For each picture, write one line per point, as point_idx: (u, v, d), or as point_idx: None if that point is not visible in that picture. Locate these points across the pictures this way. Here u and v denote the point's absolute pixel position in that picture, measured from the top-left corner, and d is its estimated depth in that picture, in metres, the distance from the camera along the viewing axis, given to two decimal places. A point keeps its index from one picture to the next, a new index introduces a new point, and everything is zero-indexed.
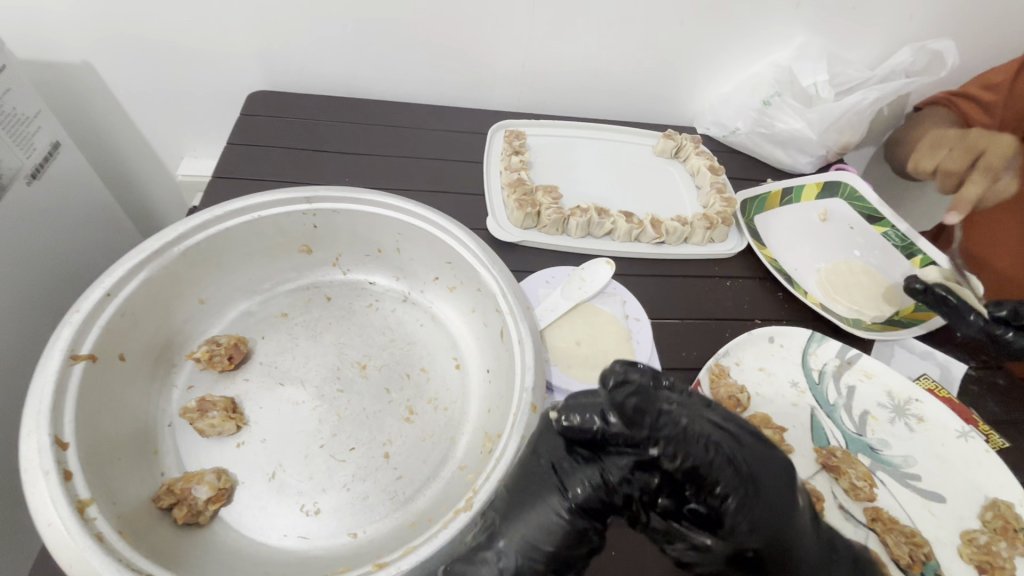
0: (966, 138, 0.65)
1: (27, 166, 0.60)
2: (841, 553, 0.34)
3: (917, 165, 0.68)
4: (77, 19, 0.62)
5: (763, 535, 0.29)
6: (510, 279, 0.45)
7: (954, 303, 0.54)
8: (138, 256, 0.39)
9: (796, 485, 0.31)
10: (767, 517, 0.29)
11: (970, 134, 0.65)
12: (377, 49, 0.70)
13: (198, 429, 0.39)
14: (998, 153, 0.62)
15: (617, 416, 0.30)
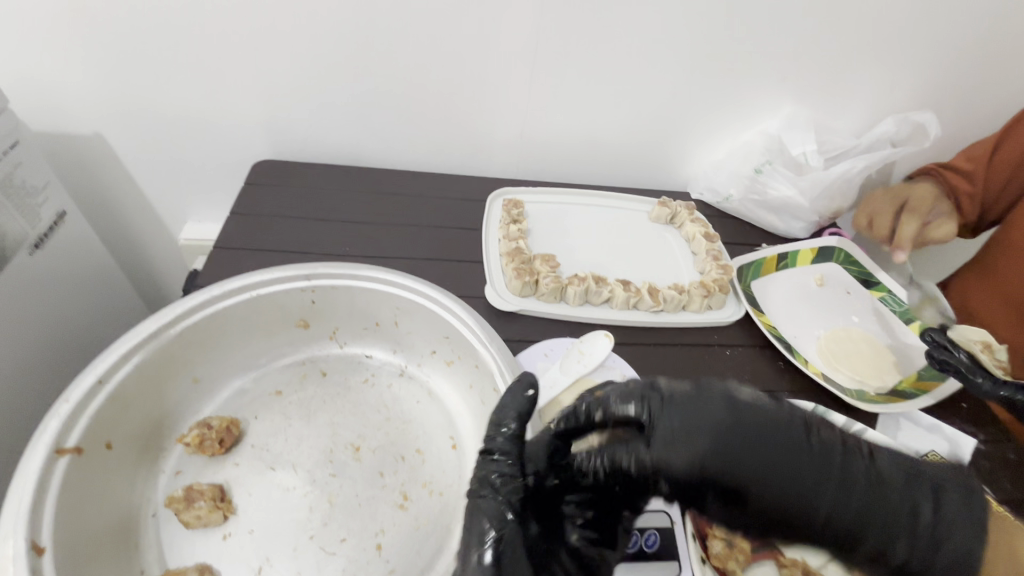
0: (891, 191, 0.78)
1: (31, 236, 0.61)
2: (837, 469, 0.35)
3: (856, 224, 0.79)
4: (95, 95, 0.66)
5: (678, 463, 0.35)
6: (508, 357, 0.44)
7: (964, 365, 0.54)
8: (133, 339, 0.39)
9: (718, 410, 0.36)
10: (668, 448, 0.35)
11: (893, 190, 0.78)
12: (380, 122, 0.73)
13: (183, 520, 0.38)
14: (918, 199, 0.75)
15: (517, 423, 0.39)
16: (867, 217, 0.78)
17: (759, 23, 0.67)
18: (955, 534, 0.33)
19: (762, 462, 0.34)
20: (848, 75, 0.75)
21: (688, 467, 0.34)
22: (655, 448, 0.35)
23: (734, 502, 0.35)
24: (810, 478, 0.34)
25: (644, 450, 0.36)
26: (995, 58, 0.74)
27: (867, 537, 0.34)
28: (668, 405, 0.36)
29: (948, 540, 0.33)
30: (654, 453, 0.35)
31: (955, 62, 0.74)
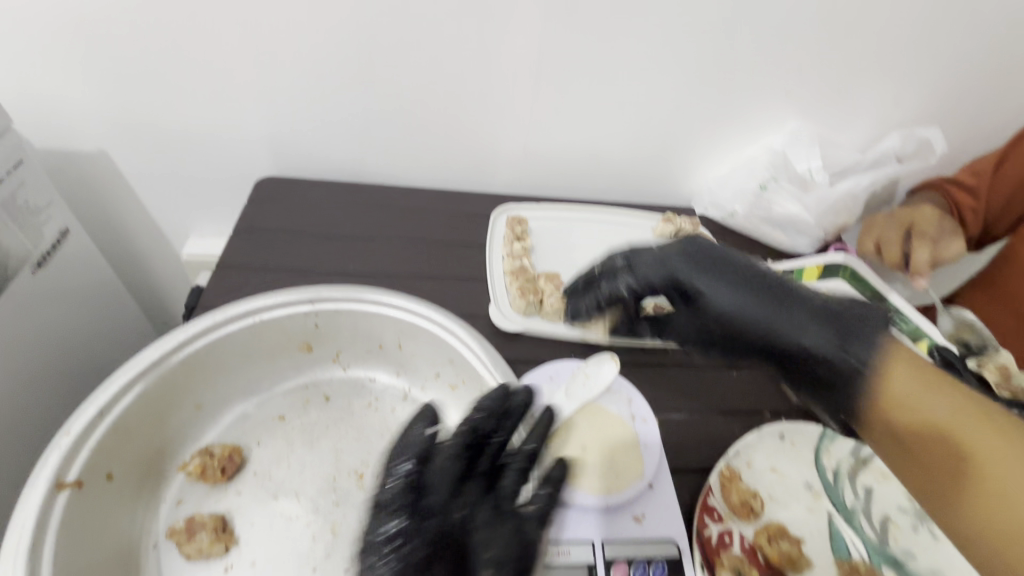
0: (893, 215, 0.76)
1: (34, 255, 0.60)
2: (778, 291, 0.39)
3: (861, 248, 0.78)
4: (99, 113, 0.66)
5: (653, 279, 0.46)
6: (512, 382, 0.44)
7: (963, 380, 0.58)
8: (135, 368, 0.39)
9: (696, 256, 0.43)
10: (647, 272, 0.46)
11: (896, 212, 0.76)
12: (384, 138, 0.73)
13: (184, 552, 0.37)
14: (925, 223, 0.73)
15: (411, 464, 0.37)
16: (872, 241, 0.76)
17: (762, 40, 0.67)
18: (863, 339, 0.35)
19: (724, 280, 0.41)
20: (852, 90, 0.74)
21: (662, 282, 0.45)
22: (633, 277, 0.47)
23: (699, 317, 0.42)
24: (759, 292, 0.39)
25: (617, 278, 0.49)
26: (1000, 74, 0.74)
27: (784, 344, 0.37)
28: (644, 260, 0.47)
29: (870, 347, 0.35)
30: (626, 278, 0.47)
31: (960, 78, 0.74)
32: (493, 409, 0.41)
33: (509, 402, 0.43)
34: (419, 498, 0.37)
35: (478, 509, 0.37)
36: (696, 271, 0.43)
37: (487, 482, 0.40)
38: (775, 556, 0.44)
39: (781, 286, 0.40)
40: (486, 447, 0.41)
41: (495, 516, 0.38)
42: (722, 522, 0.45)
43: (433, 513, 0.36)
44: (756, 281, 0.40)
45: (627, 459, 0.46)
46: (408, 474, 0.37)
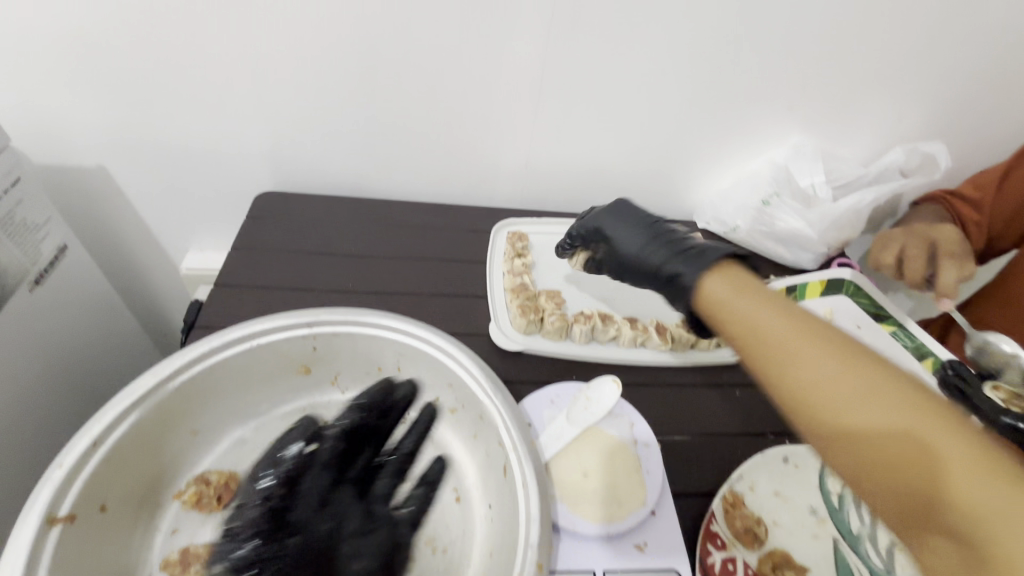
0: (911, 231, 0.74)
1: (31, 273, 0.60)
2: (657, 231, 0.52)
3: (880, 261, 0.74)
4: (98, 129, 0.65)
5: (591, 229, 0.56)
6: (513, 409, 0.43)
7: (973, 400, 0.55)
8: (130, 396, 0.38)
9: (619, 211, 0.56)
10: (590, 222, 0.57)
11: (914, 229, 0.74)
12: (384, 153, 0.72)
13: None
14: (949, 242, 0.71)
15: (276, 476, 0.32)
16: (895, 255, 0.72)
17: (764, 55, 0.67)
18: (707, 252, 0.43)
19: (626, 232, 0.53)
20: (855, 104, 0.74)
21: (596, 230, 0.56)
22: (582, 227, 0.58)
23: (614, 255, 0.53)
24: (644, 238, 0.51)
25: (576, 230, 0.60)
26: (1003, 88, 0.74)
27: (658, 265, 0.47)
28: (597, 214, 0.57)
29: (711, 254, 0.42)
30: (577, 229, 0.59)
31: (963, 91, 0.74)
32: (373, 402, 0.39)
33: (390, 397, 0.40)
34: (287, 504, 0.32)
35: (351, 517, 0.34)
36: (610, 220, 0.55)
37: (357, 485, 0.36)
38: None
39: (664, 228, 0.52)
40: (362, 447, 0.38)
41: (365, 523, 0.34)
42: (726, 549, 0.44)
43: (297, 527, 0.32)
44: (647, 226, 0.52)
45: (631, 484, 0.45)
46: (276, 480, 0.32)
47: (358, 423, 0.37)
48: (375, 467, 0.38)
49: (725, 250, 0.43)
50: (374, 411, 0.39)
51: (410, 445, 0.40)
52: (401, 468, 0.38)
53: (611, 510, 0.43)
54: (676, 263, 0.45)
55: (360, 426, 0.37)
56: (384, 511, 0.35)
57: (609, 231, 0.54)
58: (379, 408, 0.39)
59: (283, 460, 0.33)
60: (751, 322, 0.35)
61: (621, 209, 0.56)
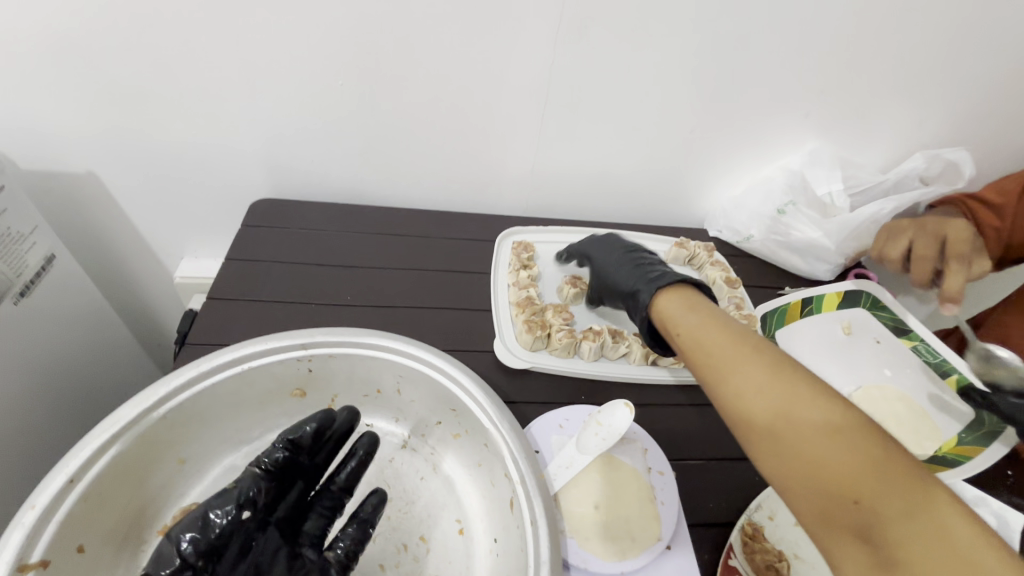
0: (925, 224, 0.67)
1: (17, 284, 0.57)
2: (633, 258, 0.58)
3: (884, 254, 0.69)
4: (87, 133, 0.63)
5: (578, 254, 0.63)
6: (521, 439, 0.40)
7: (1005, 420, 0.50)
8: (111, 429, 0.35)
9: (604, 239, 0.63)
10: (579, 249, 0.64)
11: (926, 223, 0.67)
12: (385, 158, 0.70)
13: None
14: (962, 241, 0.65)
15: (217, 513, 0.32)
16: (898, 249, 0.68)
17: (783, 59, 0.64)
18: (663, 277, 0.50)
19: (610, 256, 0.59)
20: (875, 108, 0.71)
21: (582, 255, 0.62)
22: (572, 251, 0.65)
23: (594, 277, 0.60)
24: (623, 263, 0.57)
25: (567, 254, 0.66)
26: None
27: (626, 286, 0.54)
28: (585, 242, 0.64)
29: (667, 280, 0.49)
30: (567, 254, 0.65)
31: (988, 97, 0.71)
32: (305, 441, 0.37)
33: (328, 430, 0.39)
34: (211, 566, 0.31)
35: (278, 559, 0.34)
36: (595, 246, 0.62)
37: (284, 524, 0.36)
38: None
39: (639, 255, 0.58)
40: (294, 482, 0.38)
41: (291, 567, 0.35)
42: None
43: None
44: (623, 254, 0.59)
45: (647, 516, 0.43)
46: (199, 540, 0.31)
47: (289, 461, 0.37)
48: (307, 502, 0.38)
49: (679, 276, 0.49)
50: (303, 449, 0.38)
51: (344, 480, 0.39)
52: (335, 504, 0.38)
53: (629, 547, 0.41)
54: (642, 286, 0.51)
55: (287, 467, 0.37)
56: (314, 554, 0.36)
57: (596, 255, 0.61)
58: (312, 448, 0.38)
59: (210, 524, 0.31)
60: (694, 330, 0.41)
61: (606, 238, 0.63)
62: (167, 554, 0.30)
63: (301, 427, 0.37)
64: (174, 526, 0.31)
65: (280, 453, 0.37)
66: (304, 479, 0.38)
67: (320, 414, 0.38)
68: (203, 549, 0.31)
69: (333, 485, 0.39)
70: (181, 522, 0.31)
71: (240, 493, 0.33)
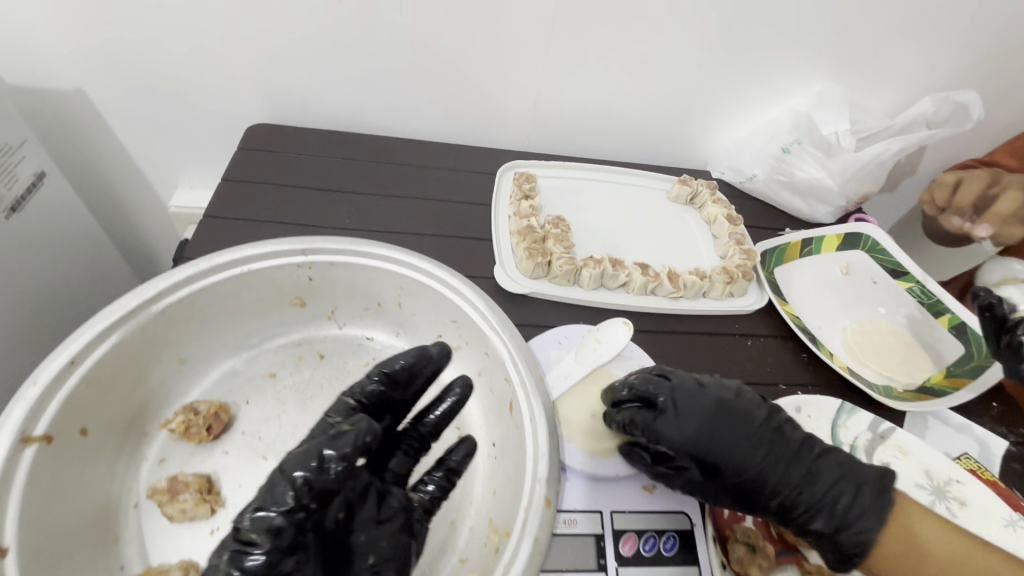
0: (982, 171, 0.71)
1: (6, 198, 0.56)
2: (775, 447, 0.39)
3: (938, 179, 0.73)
4: (72, 46, 0.60)
5: (679, 438, 0.40)
6: (522, 345, 0.41)
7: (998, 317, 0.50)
8: (111, 316, 0.35)
9: (722, 403, 0.41)
10: (670, 429, 0.40)
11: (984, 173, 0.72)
12: (384, 87, 0.68)
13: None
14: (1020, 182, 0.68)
15: (330, 455, 0.30)
16: (952, 177, 0.72)
17: None
18: (857, 524, 0.36)
19: (725, 432, 0.40)
20: (891, 47, 0.69)
21: (682, 442, 0.40)
22: (660, 428, 0.40)
23: (716, 476, 0.39)
24: (760, 446, 0.39)
25: (637, 425, 0.41)
26: None
27: (801, 509, 0.38)
28: (677, 398, 0.41)
29: (864, 524, 0.36)
30: (651, 434, 0.40)
31: (1007, 44, 0.69)
32: (399, 376, 0.37)
33: (421, 367, 0.38)
34: (320, 507, 0.29)
35: (368, 498, 0.32)
36: (705, 421, 0.40)
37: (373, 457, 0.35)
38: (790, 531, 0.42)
39: (783, 437, 0.40)
40: (384, 417, 0.37)
41: (380, 509, 0.32)
42: None
43: (320, 526, 0.30)
44: (768, 438, 0.39)
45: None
46: (313, 479, 0.29)
47: (382, 396, 0.36)
48: (393, 437, 0.37)
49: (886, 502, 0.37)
50: (398, 385, 0.37)
51: (435, 420, 0.37)
52: (422, 446, 0.36)
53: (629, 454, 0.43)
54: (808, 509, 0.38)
55: (380, 399, 0.36)
56: (399, 493, 0.33)
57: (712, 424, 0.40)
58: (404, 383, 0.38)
59: (325, 466, 0.29)
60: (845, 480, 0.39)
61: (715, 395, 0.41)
62: (278, 489, 0.28)
63: (395, 361, 0.37)
64: (285, 461, 0.29)
65: (376, 387, 0.36)
66: (391, 415, 0.37)
67: (414, 350, 0.37)
68: (316, 491, 0.29)
69: (421, 425, 0.37)
70: (295, 457, 0.29)
71: (356, 437, 0.31)
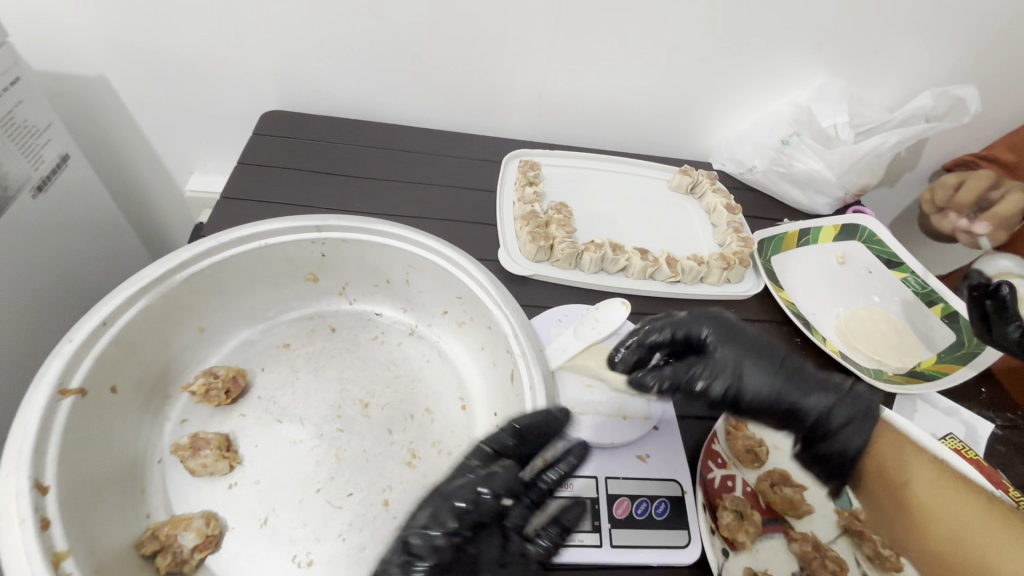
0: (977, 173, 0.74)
1: (34, 177, 0.58)
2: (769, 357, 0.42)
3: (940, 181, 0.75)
4: (95, 34, 0.62)
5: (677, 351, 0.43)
6: (523, 319, 0.43)
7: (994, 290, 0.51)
8: (138, 283, 0.38)
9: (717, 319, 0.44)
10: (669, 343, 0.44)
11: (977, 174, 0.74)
12: (393, 76, 0.70)
13: (158, 564, 0.33)
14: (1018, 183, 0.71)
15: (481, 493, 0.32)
16: (955, 177, 0.74)
17: None
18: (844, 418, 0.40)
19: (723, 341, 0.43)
20: (891, 43, 0.70)
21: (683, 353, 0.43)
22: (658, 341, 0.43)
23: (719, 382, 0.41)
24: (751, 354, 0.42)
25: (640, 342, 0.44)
26: None
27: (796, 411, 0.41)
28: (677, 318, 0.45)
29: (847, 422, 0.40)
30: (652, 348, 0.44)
31: (1005, 41, 0.70)
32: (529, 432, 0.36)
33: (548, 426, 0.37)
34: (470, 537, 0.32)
35: (493, 539, 0.33)
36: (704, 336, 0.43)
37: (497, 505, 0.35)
38: (777, 501, 0.43)
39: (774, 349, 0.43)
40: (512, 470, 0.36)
41: (502, 554, 0.33)
42: (726, 467, 0.45)
43: (468, 556, 0.31)
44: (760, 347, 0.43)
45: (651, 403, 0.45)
46: (471, 512, 0.32)
47: (512, 449, 0.36)
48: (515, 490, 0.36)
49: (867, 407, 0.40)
50: (528, 440, 0.36)
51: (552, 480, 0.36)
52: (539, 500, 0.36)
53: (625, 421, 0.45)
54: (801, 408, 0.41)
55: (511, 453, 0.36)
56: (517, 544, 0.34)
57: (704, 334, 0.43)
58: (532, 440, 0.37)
59: (478, 501, 0.32)
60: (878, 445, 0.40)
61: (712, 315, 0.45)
62: (441, 515, 0.31)
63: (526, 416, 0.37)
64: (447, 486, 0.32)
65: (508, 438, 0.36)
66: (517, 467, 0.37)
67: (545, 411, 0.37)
68: (468, 520, 0.31)
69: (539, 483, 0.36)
70: (457, 486, 0.32)
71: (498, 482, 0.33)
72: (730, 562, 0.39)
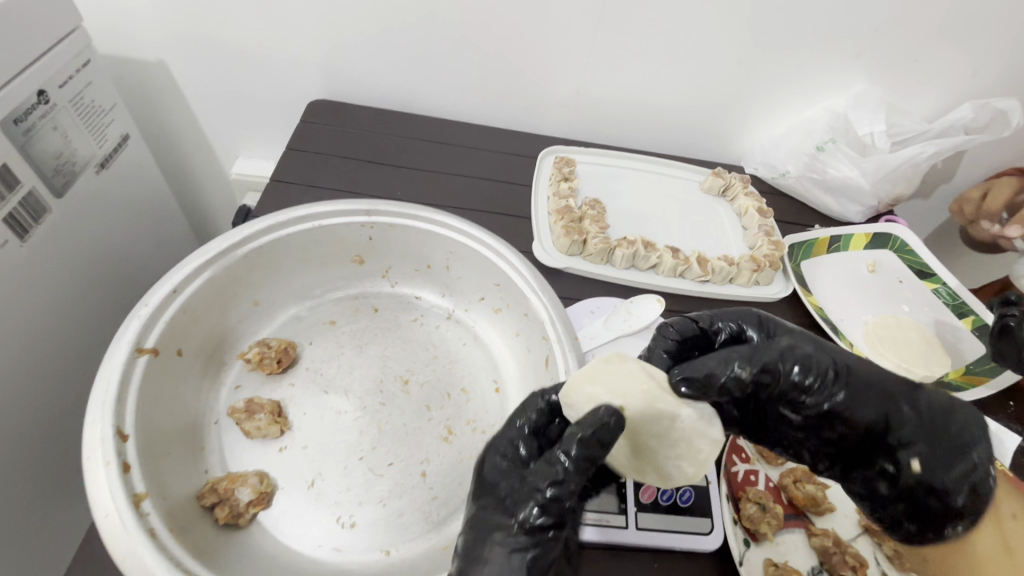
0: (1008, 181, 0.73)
1: (98, 156, 0.61)
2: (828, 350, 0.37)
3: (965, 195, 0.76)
4: (156, 20, 0.65)
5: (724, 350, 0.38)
6: (558, 308, 0.45)
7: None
8: (204, 255, 0.41)
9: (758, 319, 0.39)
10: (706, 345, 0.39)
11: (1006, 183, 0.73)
12: (435, 70, 0.72)
13: (216, 515, 0.36)
14: None
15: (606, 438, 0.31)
16: (978, 188, 0.75)
17: None
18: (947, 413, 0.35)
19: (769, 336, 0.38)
20: (931, 53, 0.70)
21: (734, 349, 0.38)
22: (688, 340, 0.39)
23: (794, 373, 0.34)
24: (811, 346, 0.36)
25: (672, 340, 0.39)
26: None
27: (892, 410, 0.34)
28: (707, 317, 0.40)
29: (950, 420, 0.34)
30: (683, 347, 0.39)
31: None
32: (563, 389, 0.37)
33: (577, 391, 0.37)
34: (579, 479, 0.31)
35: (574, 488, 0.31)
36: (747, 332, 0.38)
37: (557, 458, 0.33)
38: (799, 497, 0.44)
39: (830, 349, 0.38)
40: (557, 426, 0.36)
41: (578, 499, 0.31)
42: (749, 462, 0.46)
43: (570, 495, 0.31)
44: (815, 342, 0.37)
45: (694, 453, 0.36)
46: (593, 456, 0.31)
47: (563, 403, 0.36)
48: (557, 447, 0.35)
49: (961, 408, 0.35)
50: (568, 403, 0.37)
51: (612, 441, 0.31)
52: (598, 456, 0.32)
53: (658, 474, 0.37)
54: (892, 395, 0.35)
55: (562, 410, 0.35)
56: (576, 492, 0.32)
57: (743, 328, 0.39)
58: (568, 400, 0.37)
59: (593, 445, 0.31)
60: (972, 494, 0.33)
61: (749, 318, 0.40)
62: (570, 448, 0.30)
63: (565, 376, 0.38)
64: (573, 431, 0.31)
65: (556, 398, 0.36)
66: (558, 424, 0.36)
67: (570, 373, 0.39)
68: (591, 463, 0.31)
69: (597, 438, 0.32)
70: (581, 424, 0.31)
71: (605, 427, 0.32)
72: (752, 551, 0.41)
